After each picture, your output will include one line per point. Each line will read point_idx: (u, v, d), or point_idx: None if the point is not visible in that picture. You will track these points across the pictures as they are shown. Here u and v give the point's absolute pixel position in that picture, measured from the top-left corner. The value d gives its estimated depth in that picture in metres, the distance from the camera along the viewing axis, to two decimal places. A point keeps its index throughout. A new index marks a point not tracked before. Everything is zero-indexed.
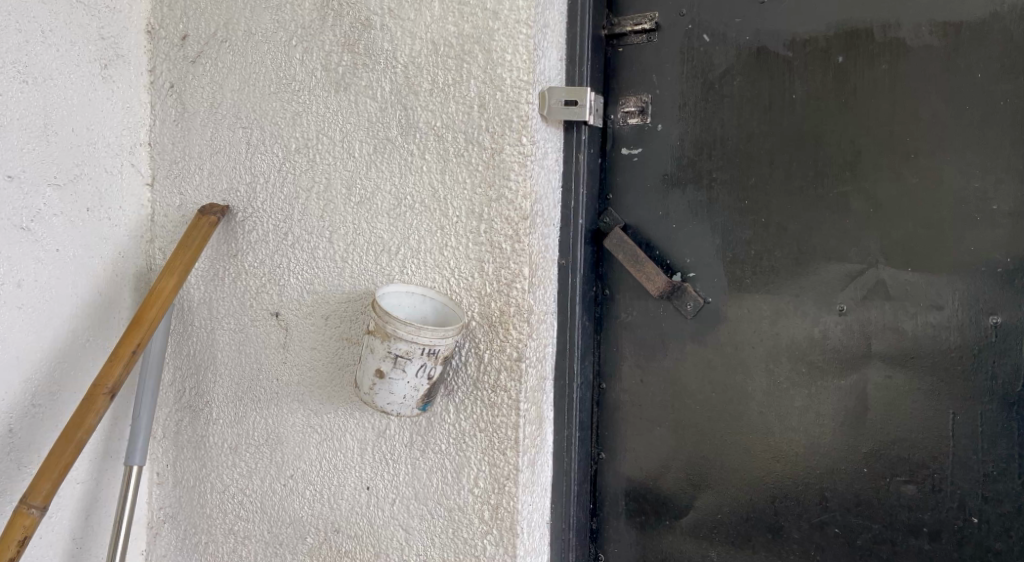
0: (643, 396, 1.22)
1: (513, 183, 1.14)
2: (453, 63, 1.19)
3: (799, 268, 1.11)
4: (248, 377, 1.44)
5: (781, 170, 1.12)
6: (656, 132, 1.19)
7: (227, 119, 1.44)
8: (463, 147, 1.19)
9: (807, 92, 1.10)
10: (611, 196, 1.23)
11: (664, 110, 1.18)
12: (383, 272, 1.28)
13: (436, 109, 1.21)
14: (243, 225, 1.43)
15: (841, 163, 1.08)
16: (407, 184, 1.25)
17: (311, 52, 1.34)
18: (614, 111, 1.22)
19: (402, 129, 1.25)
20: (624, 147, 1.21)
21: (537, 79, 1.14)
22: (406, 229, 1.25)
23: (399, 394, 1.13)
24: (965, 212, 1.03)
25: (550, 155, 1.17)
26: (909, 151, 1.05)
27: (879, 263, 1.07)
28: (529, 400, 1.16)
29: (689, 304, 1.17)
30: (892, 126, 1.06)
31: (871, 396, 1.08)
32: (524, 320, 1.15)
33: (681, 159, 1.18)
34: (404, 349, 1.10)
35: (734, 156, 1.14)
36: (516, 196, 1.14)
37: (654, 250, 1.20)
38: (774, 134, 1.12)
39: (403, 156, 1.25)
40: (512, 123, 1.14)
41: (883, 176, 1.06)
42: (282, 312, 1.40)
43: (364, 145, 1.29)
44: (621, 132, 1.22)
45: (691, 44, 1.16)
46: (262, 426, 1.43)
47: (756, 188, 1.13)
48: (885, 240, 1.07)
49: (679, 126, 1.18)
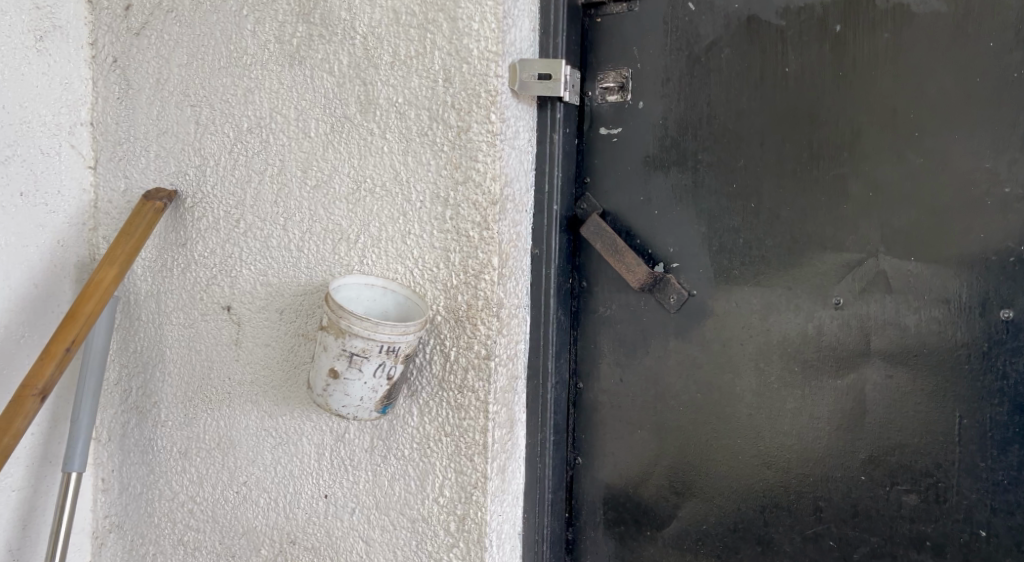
0: (623, 397, 1.12)
1: (481, 164, 1.04)
2: (416, 33, 1.09)
3: (791, 259, 1.02)
4: (198, 375, 1.34)
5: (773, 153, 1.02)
6: (637, 110, 1.09)
7: (175, 96, 1.34)
8: (427, 125, 1.09)
9: (801, 65, 1.01)
10: (589, 180, 1.13)
11: (644, 85, 1.09)
12: (341, 262, 1.18)
13: (397, 84, 1.11)
14: (192, 212, 1.33)
15: (837, 143, 0.99)
16: (366, 166, 1.15)
17: (262, 23, 1.23)
18: (591, 87, 1.12)
19: (361, 107, 1.15)
20: (603, 126, 1.12)
21: (507, 50, 1.04)
22: (366, 215, 1.15)
23: (356, 396, 1.02)
24: (975, 197, 0.94)
25: (523, 134, 1.07)
26: (913, 129, 0.96)
27: (880, 253, 0.98)
28: (499, 401, 1.07)
29: (673, 297, 1.07)
30: (895, 102, 0.97)
31: (870, 398, 0.99)
32: (493, 315, 1.05)
33: (665, 139, 1.08)
34: (361, 346, 0.99)
35: (722, 136, 1.05)
36: (483, 178, 1.04)
37: (635, 238, 1.10)
38: (765, 112, 1.02)
39: (362, 135, 1.15)
40: (479, 99, 1.04)
41: (885, 156, 0.97)
42: (233, 305, 1.30)
43: (320, 123, 1.19)
44: (599, 111, 1.12)
45: (675, 13, 1.06)
46: (213, 428, 1.33)
47: (744, 171, 1.04)
48: (886, 228, 0.98)
49: (661, 104, 1.08)
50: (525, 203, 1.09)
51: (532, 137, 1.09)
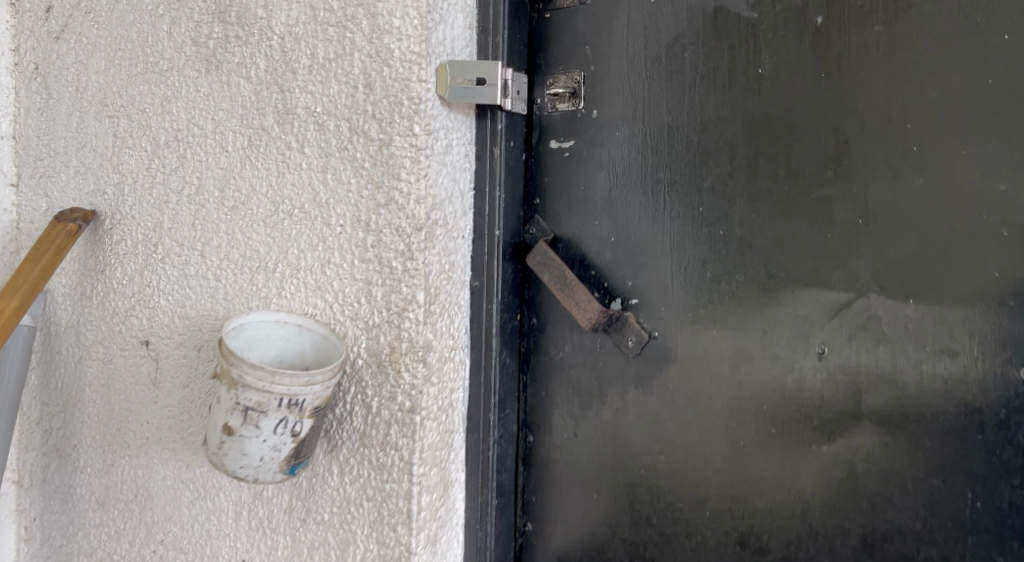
0: (578, 455, 0.96)
1: (404, 184, 0.89)
2: (334, 31, 0.94)
3: (767, 297, 0.85)
4: (117, 418, 1.20)
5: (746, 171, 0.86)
6: (591, 120, 0.93)
7: (94, 107, 1.21)
8: (347, 137, 0.94)
9: (777, 65, 0.84)
10: (538, 201, 0.97)
11: (598, 90, 0.93)
12: (259, 294, 1.03)
13: (315, 90, 0.96)
14: (111, 235, 1.20)
15: (820, 159, 0.82)
16: (285, 184, 1.00)
17: (178, 23, 1.09)
18: (538, 93, 0.96)
19: (279, 117, 1.00)
20: (553, 139, 0.96)
21: (433, 51, 0.89)
22: (284, 241, 1.00)
23: (255, 456, 0.86)
24: (988, 225, 0.77)
25: (457, 148, 0.92)
26: (911, 141, 0.79)
27: (873, 291, 0.81)
28: (427, 462, 0.91)
29: (632, 340, 0.91)
30: (889, 108, 0.80)
31: (864, 468, 0.81)
32: (418, 360, 0.89)
33: (623, 154, 0.92)
34: (255, 401, 0.84)
35: (686, 151, 0.88)
36: (407, 200, 0.89)
37: (589, 270, 0.94)
38: (735, 122, 0.86)
39: (280, 150, 1.00)
40: (402, 107, 0.89)
41: (877, 175, 0.80)
42: (151, 340, 1.15)
43: (238, 136, 1.04)
44: (549, 121, 0.96)
45: (632, 6, 0.91)
46: (132, 478, 1.18)
47: (712, 191, 0.87)
48: (879, 261, 0.80)
49: (617, 112, 0.92)
50: (462, 228, 0.94)
51: (469, 151, 0.94)
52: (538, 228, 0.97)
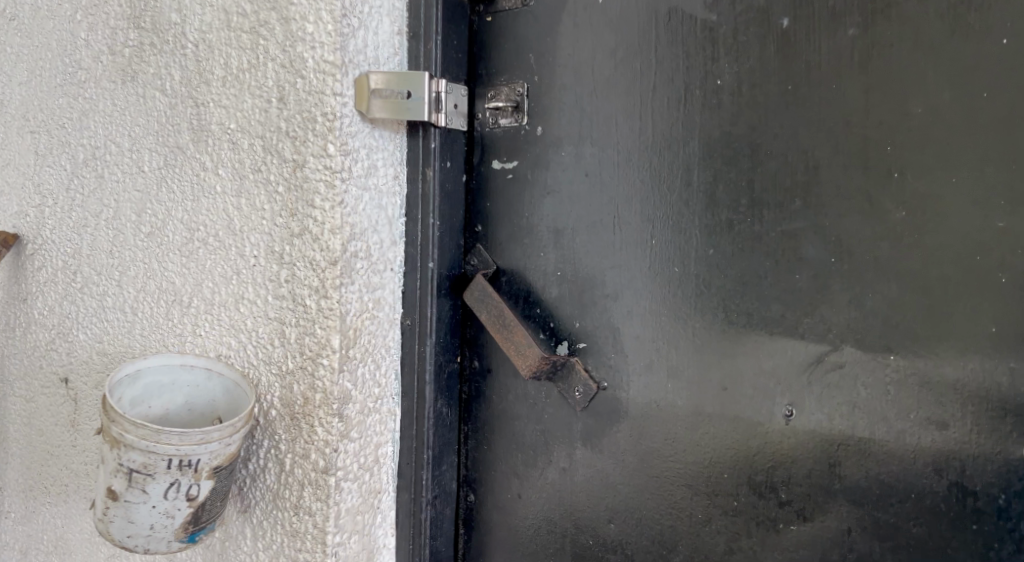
0: (522, 520, 0.84)
1: (318, 212, 0.79)
2: (247, 38, 0.83)
3: (729, 346, 0.73)
4: (39, 461, 1.10)
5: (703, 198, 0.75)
6: (535, 139, 0.82)
7: (16, 121, 1.11)
8: (261, 158, 0.83)
9: (738, 76, 0.72)
10: (480, 229, 0.86)
11: (542, 104, 0.82)
12: (174, 331, 0.93)
13: (229, 104, 0.86)
14: (32, 260, 1.10)
15: (788, 185, 0.71)
16: (200, 210, 0.90)
17: (95, 30, 0.99)
18: (480, 108, 0.85)
19: (193, 134, 0.89)
20: (496, 159, 0.85)
21: (351, 60, 0.78)
22: (199, 273, 0.90)
23: (144, 524, 0.75)
24: (981, 268, 0.65)
25: (384, 171, 0.82)
26: (893, 166, 0.67)
27: (849, 343, 0.69)
28: (345, 528, 0.80)
29: (579, 390, 0.80)
30: (866, 127, 0.68)
31: (843, 550, 0.69)
32: (333, 414, 0.78)
33: (570, 177, 0.80)
34: (140, 462, 0.73)
35: (637, 174, 0.77)
36: (322, 231, 0.79)
37: (533, 309, 0.82)
38: (692, 142, 0.74)
39: (194, 171, 0.90)
40: (315, 124, 0.78)
41: (853, 206, 0.68)
42: (70, 378, 1.05)
43: (153, 155, 0.94)
44: (490, 138, 0.85)
45: (579, 8, 0.79)
46: (53, 528, 1.08)
47: (666, 222, 0.75)
48: (856, 308, 0.68)
49: (563, 130, 0.81)
50: (392, 261, 0.83)
51: (399, 174, 0.83)
52: (479, 259, 0.86)
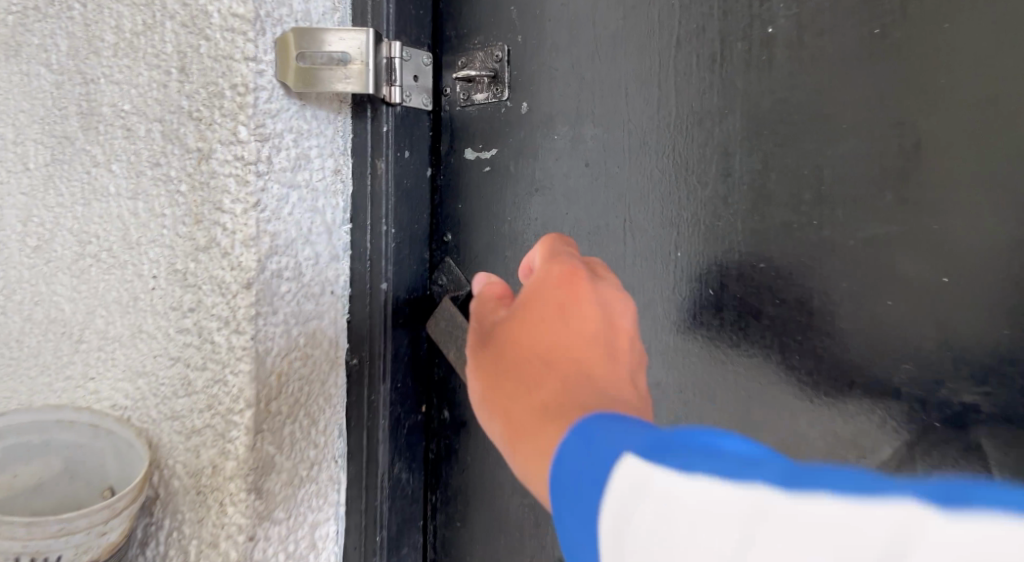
0: None
1: (228, 217, 0.59)
2: None
3: (789, 395, 0.53)
4: None
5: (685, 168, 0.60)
6: (521, 119, 0.63)
7: None
8: (160, 149, 0.63)
9: (797, 21, 0.52)
10: (450, 238, 0.67)
11: (529, 73, 0.62)
12: (59, 374, 0.72)
13: (122, 80, 0.66)
14: None
15: (867, 173, 0.51)
16: (91, 217, 0.70)
17: None
18: (447, 81, 0.66)
19: (83, 121, 0.70)
20: (469, 146, 0.65)
21: (270, 15, 0.59)
22: (90, 299, 0.70)
23: None
24: None
25: (322, 164, 0.63)
26: (1007, 145, 0.47)
27: (964, 394, 0.48)
28: None
29: None
30: (988, 85, 0.48)
31: None
32: (248, 489, 0.58)
33: (565, 168, 0.61)
34: None
35: (654, 163, 0.57)
36: (232, 243, 0.59)
37: None
38: (731, 115, 0.54)
39: (84, 167, 0.70)
40: (222, 100, 0.59)
41: (971, 197, 0.48)
42: None
43: (38, 148, 0.74)
44: (461, 119, 0.65)
45: None
46: None
47: (693, 226, 0.56)
48: (976, 344, 0.48)
49: (557, 107, 0.61)
50: (334, 281, 0.64)
51: (343, 169, 0.65)
52: (449, 277, 0.66)
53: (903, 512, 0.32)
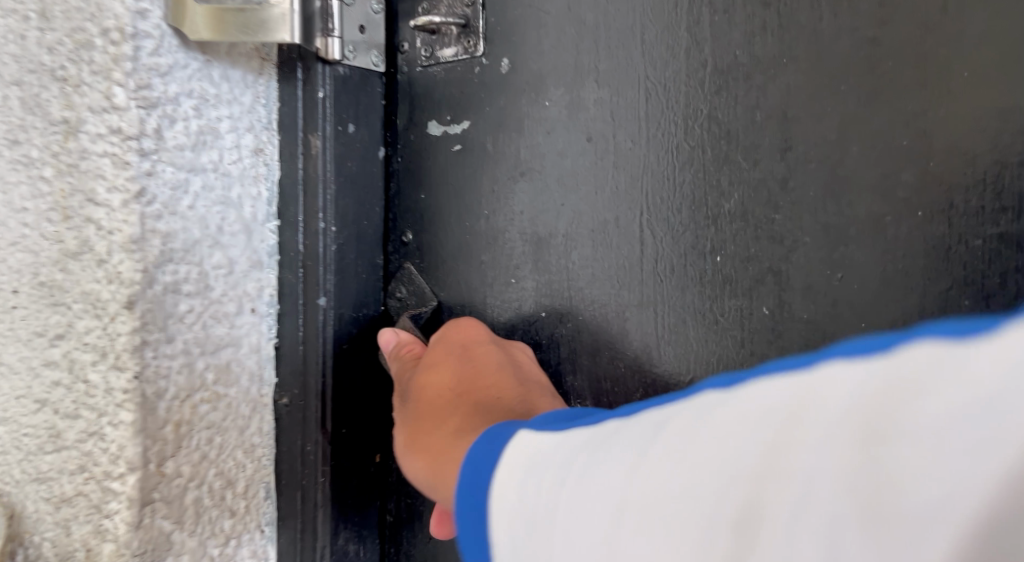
0: None
1: (105, 212, 0.42)
2: None
3: None
4: None
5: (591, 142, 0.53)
6: (501, 82, 0.49)
7: None
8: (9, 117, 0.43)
9: None
10: (410, 238, 0.53)
11: (513, 21, 0.49)
12: None
13: None
14: None
15: (979, 147, 0.38)
16: None
17: None
18: (405, 36, 0.52)
19: None
20: (435, 119, 0.52)
21: None
22: None
23: None
24: None
25: (238, 141, 0.48)
26: None
27: None
28: None
29: None
30: None
31: None
32: None
33: (559, 146, 0.48)
34: None
35: (682, 135, 0.45)
36: (111, 248, 0.43)
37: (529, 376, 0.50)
38: (790, 72, 0.42)
39: None
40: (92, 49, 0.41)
41: None
42: None
43: None
44: (425, 82, 0.52)
45: None
46: None
47: (738, 218, 0.43)
48: None
49: (551, 66, 0.48)
50: (255, 296, 0.49)
51: (267, 148, 0.49)
52: (409, 290, 0.53)
53: (919, 360, 0.21)
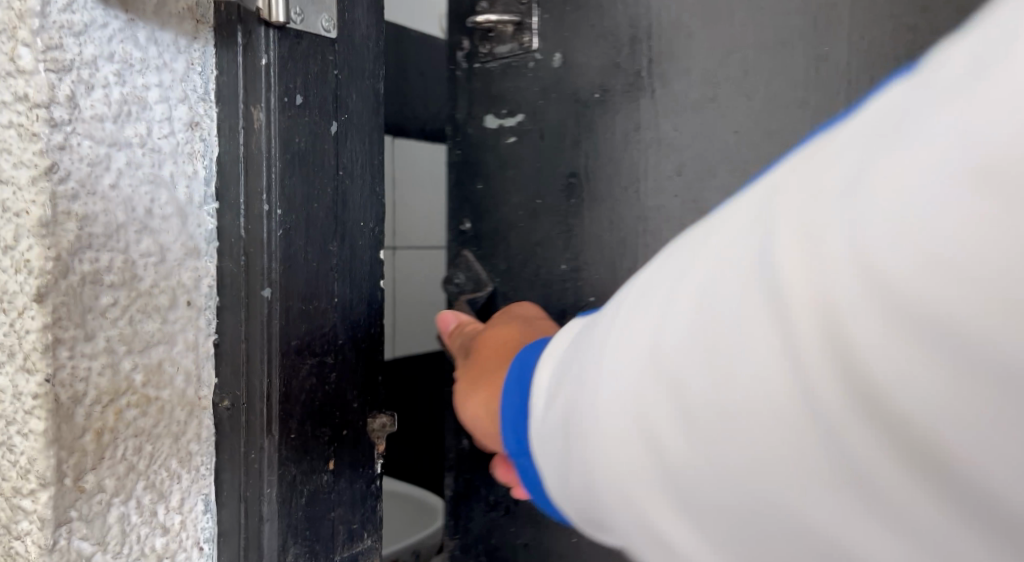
0: None
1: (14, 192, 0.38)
2: None
3: None
4: None
5: (611, 75, 0.55)
6: (552, 72, 0.58)
7: None
8: None
9: None
10: (468, 226, 0.63)
11: (554, 17, 0.57)
12: None
13: None
14: None
15: None
16: None
17: None
18: (464, 35, 0.62)
19: None
20: (491, 114, 0.61)
21: None
22: None
23: None
24: None
25: (169, 113, 0.42)
26: None
27: None
28: None
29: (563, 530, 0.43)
30: None
31: None
32: None
33: (653, 111, 0.54)
34: None
35: None
36: (20, 234, 0.38)
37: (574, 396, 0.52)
38: None
39: None
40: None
41: None
42: None
43: None
44: (482, 76, 0.61)
45: None
46: None
47: None
48: None
49: (597, 51, 0.55)
50: (192, 287, 0.44)
51: (203, 121, 0.44)
52: (467, 276, 0.63)
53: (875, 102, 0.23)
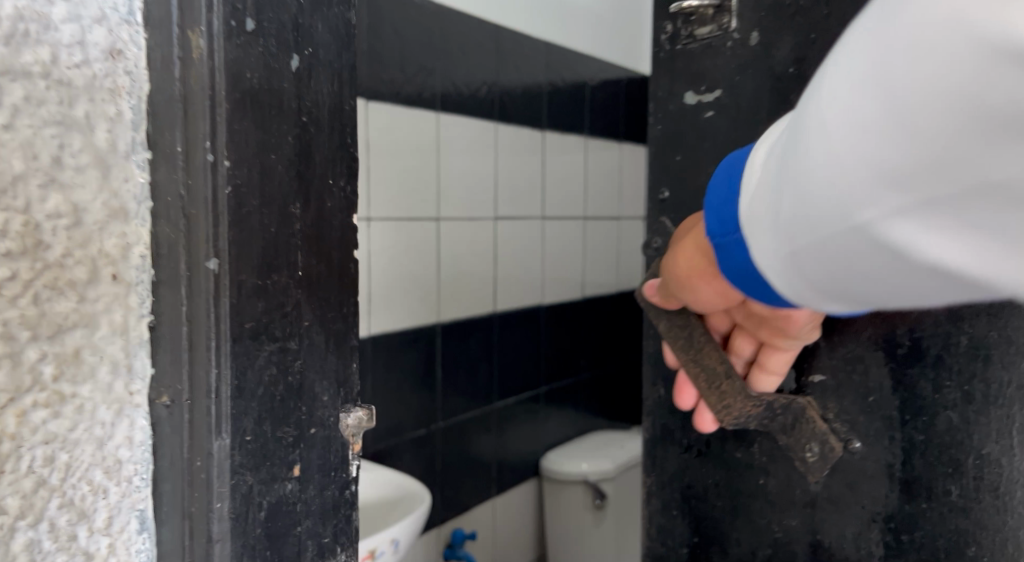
0: None
1: None
2: None
3: None
4: None
5: (807, 50, 0.64)
6: (749, 50, 0.67)
7: None
8: None
9: None
10: (666, 195, 0.74)
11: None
12: None
13: None
14: None
15: None
16: None
17: None
18: (669, 21, 0.73)
19: None
20: (691, 93, 0.72)
21: None
22: None
23: None
24: None
25: (82, 37, 0.34)
26: None
27: None
28: None
29: None
30: None
31: None
32: None
33: None
34: None
35: None
36: None
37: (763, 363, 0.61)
38: None
39: None
40: None
41: None
42: None
43: None
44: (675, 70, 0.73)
45: None
46: None
47: None
48: None
49: (789, 31, 0.65)
50: (119, 258, 0.35)
51: (128, 50, 0.35)
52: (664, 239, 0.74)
53: None
